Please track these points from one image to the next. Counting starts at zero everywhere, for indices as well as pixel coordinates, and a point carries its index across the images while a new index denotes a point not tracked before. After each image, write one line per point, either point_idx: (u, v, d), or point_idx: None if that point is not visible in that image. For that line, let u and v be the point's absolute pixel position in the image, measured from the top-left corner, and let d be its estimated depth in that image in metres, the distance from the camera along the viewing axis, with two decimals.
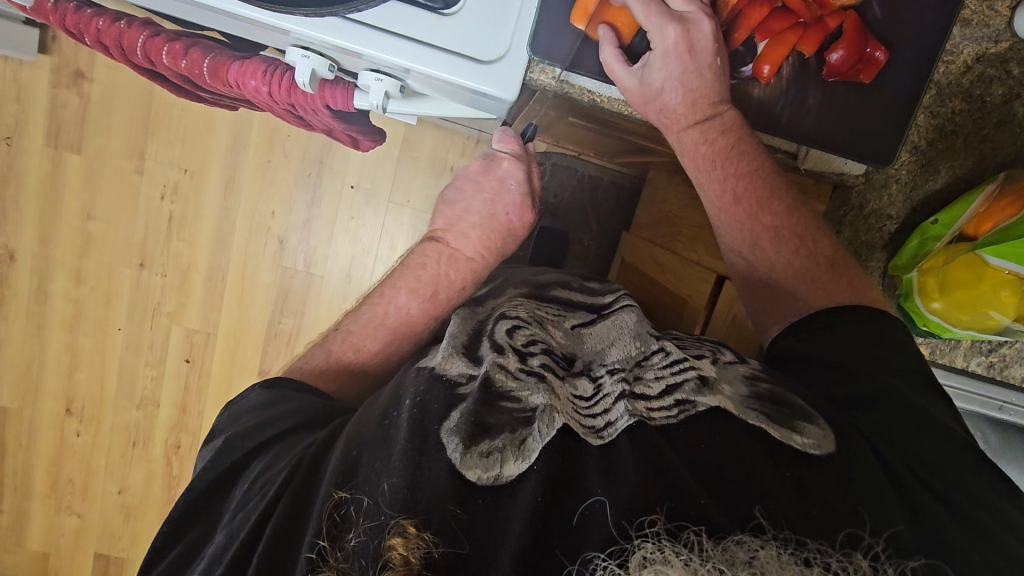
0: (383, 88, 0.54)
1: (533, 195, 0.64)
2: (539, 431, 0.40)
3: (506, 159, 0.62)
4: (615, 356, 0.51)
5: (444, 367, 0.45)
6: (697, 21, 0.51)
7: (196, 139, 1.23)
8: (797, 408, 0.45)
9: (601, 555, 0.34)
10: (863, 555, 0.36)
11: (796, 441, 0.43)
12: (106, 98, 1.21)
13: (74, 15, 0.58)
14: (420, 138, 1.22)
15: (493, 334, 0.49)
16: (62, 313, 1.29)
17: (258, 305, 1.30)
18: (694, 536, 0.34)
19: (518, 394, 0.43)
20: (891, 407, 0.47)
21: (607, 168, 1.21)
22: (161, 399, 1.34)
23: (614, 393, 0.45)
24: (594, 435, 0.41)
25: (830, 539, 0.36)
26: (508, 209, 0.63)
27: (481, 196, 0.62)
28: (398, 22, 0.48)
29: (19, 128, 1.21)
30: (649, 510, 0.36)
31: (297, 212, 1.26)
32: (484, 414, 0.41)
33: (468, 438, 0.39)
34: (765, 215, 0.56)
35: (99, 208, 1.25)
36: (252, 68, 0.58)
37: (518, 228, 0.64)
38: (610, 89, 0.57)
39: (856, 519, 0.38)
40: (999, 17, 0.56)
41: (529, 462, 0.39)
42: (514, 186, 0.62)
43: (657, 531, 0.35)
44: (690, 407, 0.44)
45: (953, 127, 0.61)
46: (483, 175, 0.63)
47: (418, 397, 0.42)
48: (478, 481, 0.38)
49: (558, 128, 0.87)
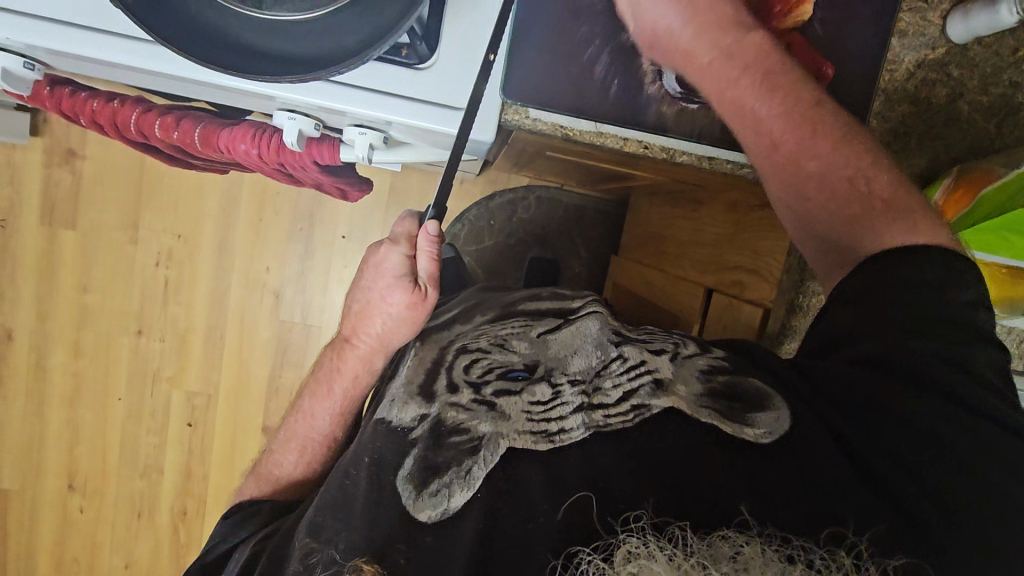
0: (367, 141, 0.57)
1: (420, 278, 0.59)
2: (484, 459, 0.43)
3: (383, 243, 0.60)
4: (578, 365, 0.49)
5: (399, 416, 0.48)
6: None
7: (187, 203, 1.26)
8: (751, 395, 0.47)
9: (585, 548, 0.38)
10: (848, 553, 0.39)
11: (746, 433, 0.44)
12: (98, 173, 1.24)
13: (69, 100, 0.60)
14: (407, 184, 1.25)
15: (451, 370, 0.51)
16: (61, 387, 1.30)
17: (258, 361, 1.30)
18: (678, 531, 0.38)
19: (467, 425, 0.46)
20: (888, 370, 0.45)
21: (591, 196, 1.25)
22: (164, 465, 1.32)
23: (571, 403, 0.46)
24: (545, 441, 0.44)
25: (813, 537, 0.39)
26: (383, 292, 0.58)
27: (362, 283, 0.60)
28: (378, 80, 0.51)
29: (14, 209, 1.24)
30: (633, 507, 0.40)
31: (291, 265, 1.28)
32: (433, 454, 0.45)
33: (420, 484, 0.43)
34: (806, 158, 0.51)
35: (94, 280, 1.27)
36: (241, 133, 0.61)
37: (403, 310, 0.58)
38: (581, 122, 0.58)
39: (839, 518, 0.40)
40: (933, 26, 0.59)
41: (474, 490, 0.42)
42: (389, 269, 0.59)
43: (641, 525, 0.39)
44: (645, 411, 0.45)
45: (906, 128, 0.60)
46: (366, 264, 0.60)
47: (375, 453, 0.47)
48: (428, 520, 0.42)
49: (537, 161, 0.92)
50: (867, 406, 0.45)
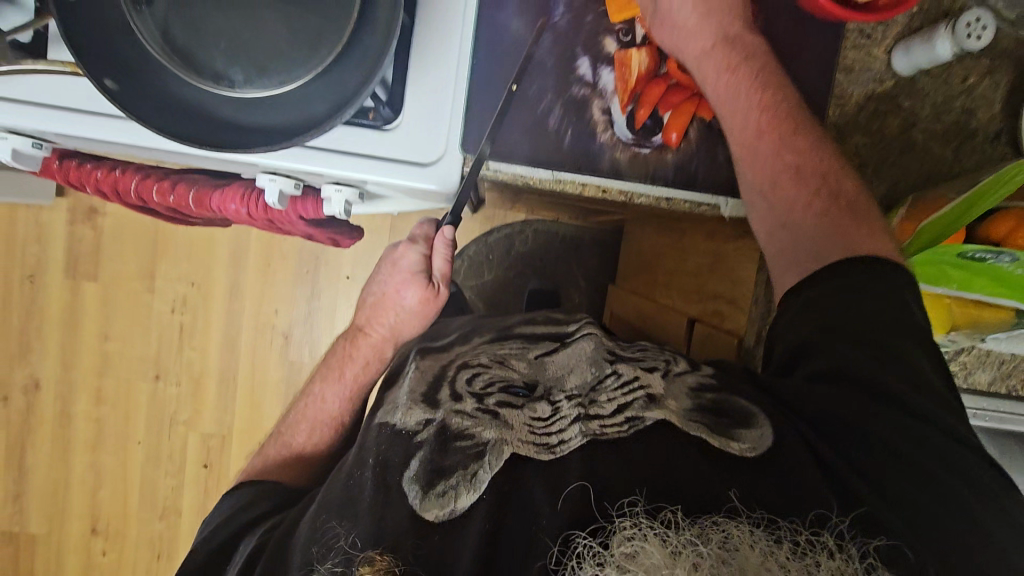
0: (342, 198, 0.60)
1: (432, 277, 0.66)
2: (490, 463, 0.43)
3: (401, 243, 0.67)
4: (574, 382, 0.51)
5: (404, 420, 0.48)
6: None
7: (200, 252, 1.32)
8: (739, 412, 0.47)
9: (582, 533, 0.40)
10: (831, 533, 0.40)
11: (734, 446, 0.44)
12: (117, 228, 1.31)
13: (76, 171, 0.66)
14: (407, 224, 1.29)
15: (454, 382, 0.51)
16: (85, 433, 1.35)
17: (269, 400, 1.34)
18: (671, 515, 0.40)
19: (473, 431, 0.45)
20: (850, 382, 0.47)
21: (587, 227, 1.27)
22: (182, 505, 1.36)
23: (570, 415, 0.46)
24: (546, 451, 0.44)
25: (800, 516, 0.41)
26: (399, 287, 0.66)
27: (379, 278, 0.68)
28: (350, 142, 0.55)
29: (41, 265, 1.32)
30: (629, 492, 0.41)
31: (299, 307, 1.32)
32: (438, 457, 0.44)
33: (427, 484, 0.43)
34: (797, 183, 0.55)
35: (115, 328, 1.33)
36: (232, 194, 0.65)
37: (416, 304, 0.66)
38: (540, 171, 0.61)
39: (824, 500, 0.42)
40: (878, 61, 0.61)
41: (480, 491, 0.42)
42: (405, 266, 0.66)
43: (636, 509, 0.40)
44: (640, 422, 0.45)
45: (861, 159, 0.62)
46: (385, 259, 0.69)
47: (380, 455, 0.46)
48: (435, 519, 0.42)
49: (524, 198, 0.95)
50: (836, 411, 0.46)
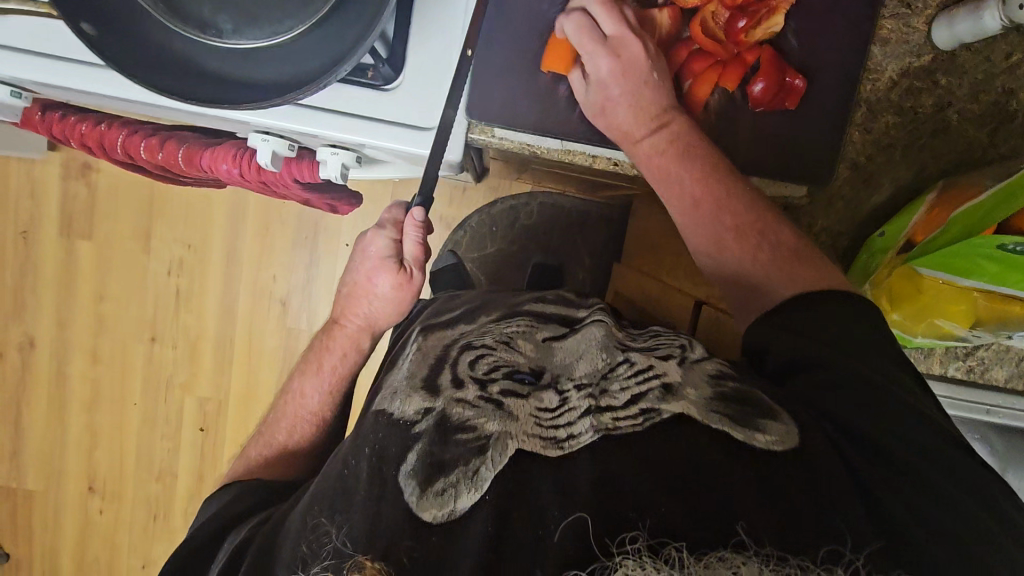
0: (339, 161, 0.58)
1: (403, 262, 0.64)
2: (491, 460, 0.41)
3: (370, 229, 0.65)
4: (583, 368, 0.48)
5: (402, 409, 0.47)
6: (623, 38, 0.56)
7: (196, 214, 1.29)
8: (762, 405, 0.44)
9: (581, 573, 0.36)
10: (844, 570, 0.36)
11: (760, 440, 0.41)
12: (111, 187, 1.28)
13: (60, 125, 0.63)
14: (408, 192, 1.26)
15: (456, 365, 0.50)
16: (80, 393, 1.35)
17: (265, 367, 1.33)
18: (675, 552, 0.36)
19: (474, 422, 0.44)
20: (870, 389, 0.45)
21: (594, 202, 1.24)
22: (178, 469, 1.36)
23: (580, 407, 0.44)
24: (553, 446, 0.42)
25: (812, 553, 0.36)
26: (370, 275, 0.64)
27: (352, 267, 0.66)
28: (347, 103, 0.52)
29: (35, 222, 1.30)
30: (630, 526, 0.37)
31: (297, 274, 1.30)
32: (439, 451, 0.43)
33: (424, 481, 0.42)
34: (724, 215, 0.54)
35: (110, 289, 1.31)
36: (223, 153, 0.62)
37: (389, 290, 0.64)
38: (548, 141, 0.61)
39: (837, 534, 0.37)
40: (917, 33, 0.60)
41: (482, 492, 0.41)
42: (373, 253, 0.64)
43: (638, 547, 0.37)
44: (655, 415, 0.43)
45: (890, 140, 0.63)
46: (355, 247, 0.66)
47: (377, 446, 0.46)
48: (433, 520, 0.40)
49: (530, 170, 0.92)
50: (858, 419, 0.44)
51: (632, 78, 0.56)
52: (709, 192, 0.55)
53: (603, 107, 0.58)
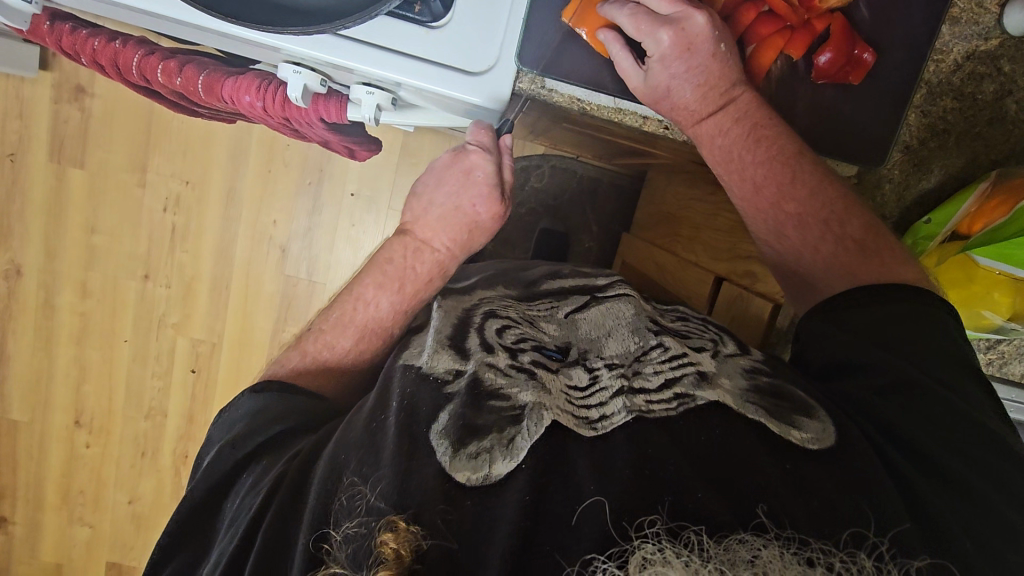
0: (374, 101, 0.55)
1: (501, 188, 0.65)
2: (527, 430, 0.41)
3: (474, 150, 0.63)
4: (613, 350, 0.49)
5: (432, 364, 0.46)
6: (688, 17, 0.53)
7: (196, 149, 1.24)
8: (798, 402, 0.46)
9: (601, 556, 0.35)
10: (868, 554, 0.37)
11: (796, 436, 0.43)
12: (107, 113, 1.22)
13: (70, 37, 0.59)
14: (420, 143, 1.23)
15: (482, 331, 0.49)
16: (68, 326, 1.31)
17: (262, 313, 1.31)
18: (695, 536, 0.35)
19: (506, 391, 0.44)
20: (912, 394, 0.47)
21: (607, 169, 1.21)
22: (168, 409, 1.35)
23: (611, 387, 0.44)
24: (587, 426, 0.42)
25: (834, 538, 0.37)
26: (474, 199, 0.63)
27: (445, 187, 0.63)
28: (391, 37, 0.50)
29: (23, 144, 1.23)
30: (648, 510, 0.37)
31: (298, 220, 1.26)
32: (472, 415, 0.42)
33: (457, 441, 0.41)
34: (787, 202, 0.57)
35: (103, 221, 1.27)
36: (246, 84, 0.58)
37: (488, 218, 0.64)
38: (598, 96, 0.60)
39: (862, 519, 0.38)
40: (989, 14, 0.62)
41: (518, 461, 0.40)
42: (480, 177, 0.63)
43: (657, 531, 0.36)
44: (689, 400, 0.44)
45: (946, 126, 0.66)
46: (450, 166, 0.64)
47: (406, 399, 0.43)
48: (468, 482, 0.39)
49: (552, 130, 0.89)
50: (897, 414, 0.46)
51: (697, 53, 0.54)
52: (771, 177, 0.57)
53: (669, 88, 0.56)
